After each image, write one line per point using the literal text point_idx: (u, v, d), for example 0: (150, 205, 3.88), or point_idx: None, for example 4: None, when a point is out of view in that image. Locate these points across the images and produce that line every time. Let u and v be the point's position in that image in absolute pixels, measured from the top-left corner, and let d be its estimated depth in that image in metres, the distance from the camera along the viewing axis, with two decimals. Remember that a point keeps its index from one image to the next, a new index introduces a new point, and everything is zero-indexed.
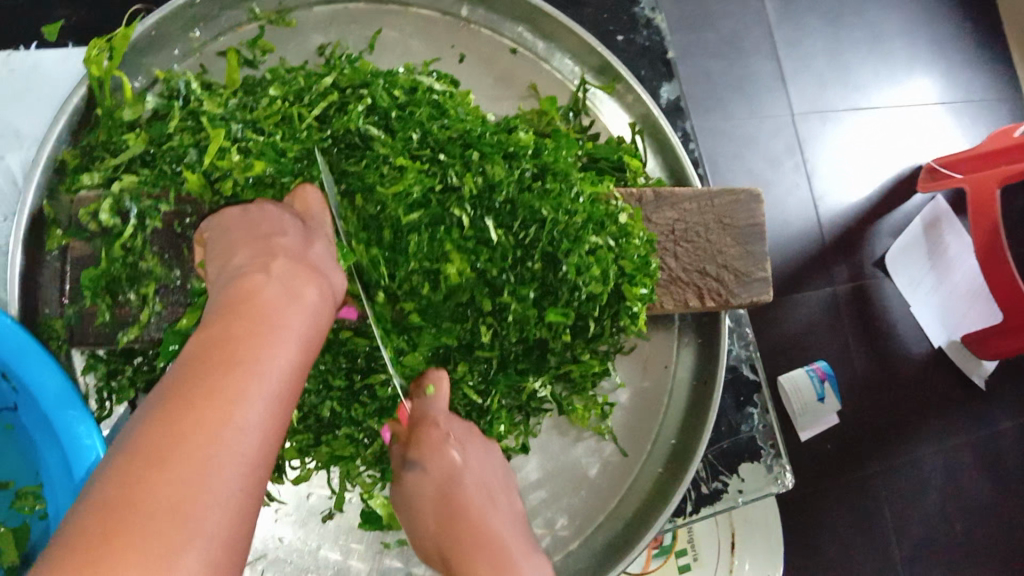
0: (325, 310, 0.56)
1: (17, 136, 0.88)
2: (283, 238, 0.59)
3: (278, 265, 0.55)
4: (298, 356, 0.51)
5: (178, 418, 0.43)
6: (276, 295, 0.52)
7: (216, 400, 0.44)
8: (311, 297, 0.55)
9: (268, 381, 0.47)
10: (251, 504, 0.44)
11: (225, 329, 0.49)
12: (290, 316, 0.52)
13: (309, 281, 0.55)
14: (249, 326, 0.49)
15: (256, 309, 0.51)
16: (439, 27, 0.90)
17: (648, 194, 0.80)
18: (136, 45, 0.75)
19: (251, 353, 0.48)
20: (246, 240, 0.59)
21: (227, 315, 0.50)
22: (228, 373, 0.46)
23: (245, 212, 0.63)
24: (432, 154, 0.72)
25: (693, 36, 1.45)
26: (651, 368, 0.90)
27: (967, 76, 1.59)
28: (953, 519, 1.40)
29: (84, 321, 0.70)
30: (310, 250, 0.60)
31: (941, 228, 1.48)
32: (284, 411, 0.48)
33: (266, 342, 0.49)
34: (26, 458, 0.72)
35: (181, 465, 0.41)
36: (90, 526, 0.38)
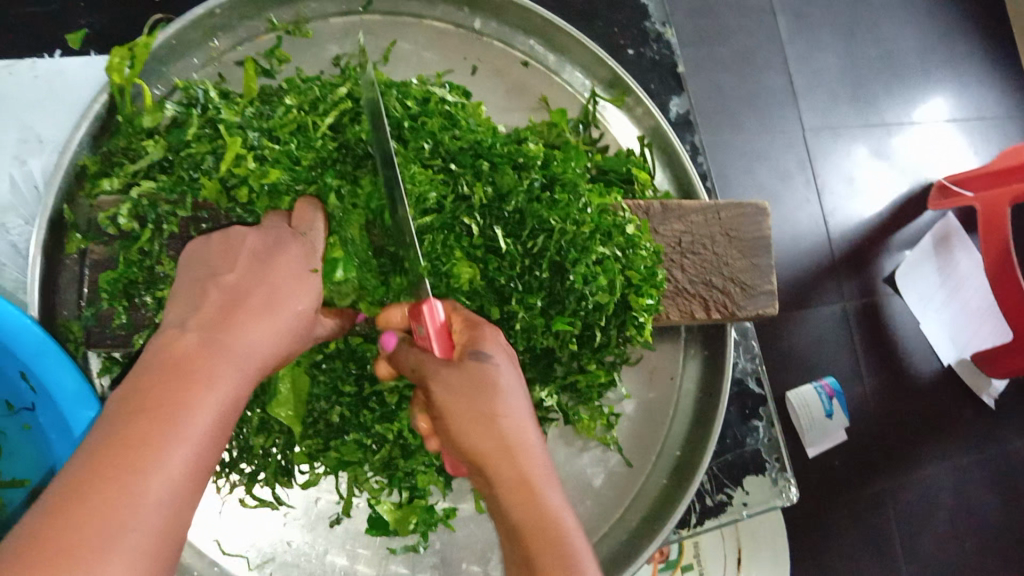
0: (261, 346, 0.59)
1: (39, 142, 0.90)
2: (227, 277, 0.62)
3: (207, 311, 0.59)
4: (226, 400, 0.54)
5: (95, 474, 0.46)
6: (196, 339, 0.56)
7: (138, 448, 0.48)
8: (243, 337, 0.58)
9: (190, 430, 0.50)
10: (165, 549, 0.47)
11: (151, 375, 0.52)
12: (217, 365, 0.55)
13: (241, 321, 0.59)
14: (167, 375, 0.52)
15: (181, 358, 0.54)
16: (453, 39, 0.92)
17: (655, 207, 0.81)
18: (157, 54, 0.77)
19: (170, 400, 0.51)
20: (195, 280, 0.62)
21: (150, 365, 0.53)
22: (143, 423, 0.49)
23: (224, 242, 0.65)
24: (443, 164, 0.75)
25: (705, 51, 1.47)
26: (657, 379, 0.90)
27: (978, 94, 1.60)
28: (961, 537, 1.40)
29: (101, 323, 0.72)
30: (258, 284, 0.63)
31: (951, 243, 1.48)
32: (210, 454, 0.52)
33: (189, 386, 0.52)
34: (39, 457, 0.73)
35: (96, 512, 0.44)
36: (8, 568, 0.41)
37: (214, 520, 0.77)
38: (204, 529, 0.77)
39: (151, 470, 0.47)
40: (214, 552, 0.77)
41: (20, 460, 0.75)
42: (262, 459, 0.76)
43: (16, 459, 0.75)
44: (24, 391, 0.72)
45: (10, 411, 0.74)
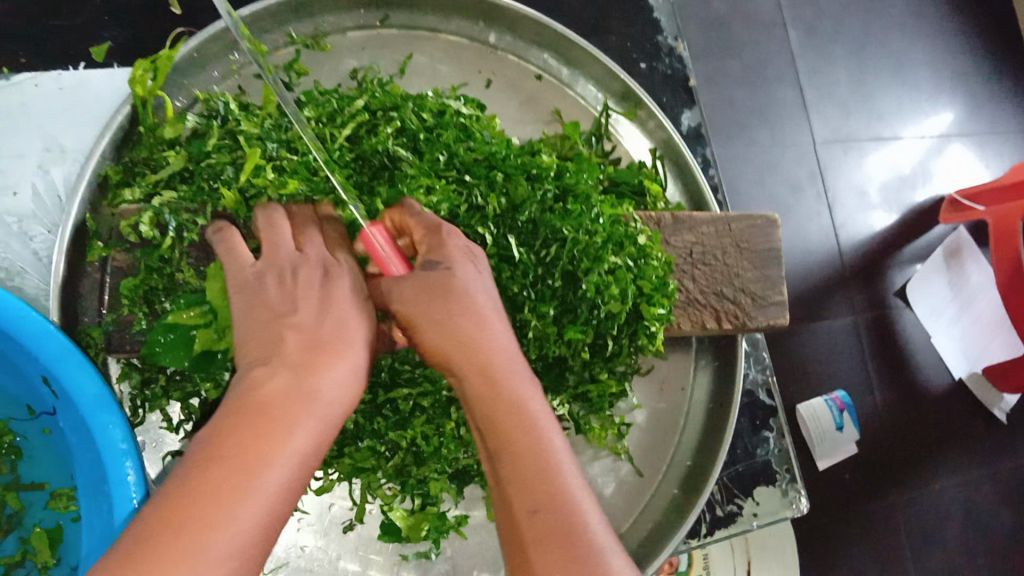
0: (341, 401, 0.61)
1: (62, 151, 0.91)
2: (294, 321, 0.64)
3: (288, 358, 0.61)
4: (301, 449, 0.56)
5: (204, 479, 0.51)
6: (281, 386, 0.59)
7: (215, 495, 0.51)
8: (323, 388, 0.60)
9: (265, 474, 0.53)
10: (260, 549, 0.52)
11: (252, 400, 0.57)
12: (314, 392, 0.59)
13: (320, 370, 0.61)
14: (251, 422, 0.56)
15: (262, 405, 0.57)
16: (468, 52, 0.93)
17: (666, 218, 0.82)
18: (178, 66, 0.79)
19: (249, 449, 0.54)
20: (261, 327, 0.64)
21: (234, 412, 0.57)
22: (221, 468, 0.52)
23: (280, 284, 0.66)
24: (458, 175, 0.76)
25: (716, 64, 1.48)
26: (668, 389, 0.91)
27: (989, 108, 1.60)
28: (973, 551, 1.39)
29: (121, 329, 0.73)
30: (338, 307, 0.66)
31: (963, 256, 1.47)
32: (284, 504, 0.54)
33: (268, 435, 0.55)
34: (61, 460, 0.75)
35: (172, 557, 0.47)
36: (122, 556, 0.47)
37: None
38: None
39: (225, 514, 0.50)
40: None
41: (40, 465, 0.76)
42: None
43: (36, 462, 0.77)
44: (46, 396, 0.73)
45: (33, 414, 0.76)
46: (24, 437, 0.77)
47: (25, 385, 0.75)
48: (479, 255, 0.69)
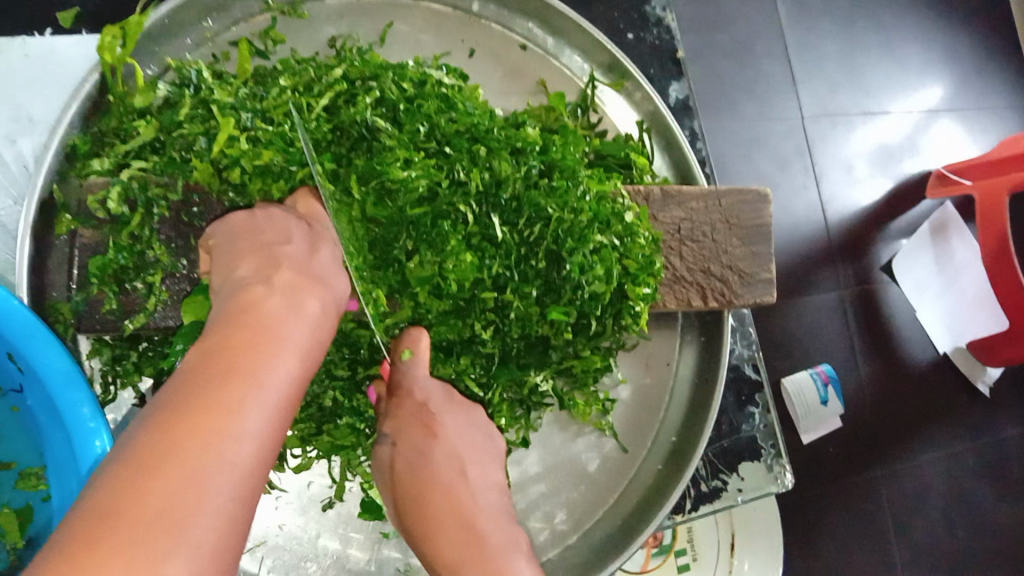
0: (323, 324, 0.59)
1: (30, 121, 0.89)
2: (283, 255, 0.61)
3: (278, 280, 0.59)
4: (297, 369, 0.54)
5: (183, 427, 0.46)
6: (276, 306, 0.56)
7: (223, 408, 0.47)
8: (310, 312, 0.58)
9: (268, 392, 0.50)
10: (243, 510, 0.46)
11: (225, 340, 0.52)
12: (291, 329, 0.55)
13: (308, 295, 0.59)
14: (250, 340, 0.53)
15: (255, 322, 0.54)
16: (450, 21, 0.90)
17: (655, 193, 0.81)
18: (150, 33, 0.76)
19: (251, 366, 0.51)
20: (251, 250, 0.61)
21: (227, 328, 0.54)
22: (224, 385, 0.49)
23: (267, 220, 0.65)
24: (438, 147, 0.74)
25: (704, 36, 1.46)
26: (653, 366, 0.90)
27: (979, 82, 1.59)
28: (955, 525, 1.40)
29: (91, 308, 0.71)
30: (311, 259, 0.63)
31: (949, 232, 1.45)
32: (264, 456, 0.49)
33: (267, 351, 0.53)
34: (30, 437, 0.73)
35: (179, 465, 0.44)
36: (90, 520, 0.40)
37: None
38: None
39: (231, 425, 0.47)
40: None
41: (7, 444, 0.74)
42: None
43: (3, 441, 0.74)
44: (11, 372, 0.71)
45: None
46: None
47: None
48: (442, 410, 0.73)
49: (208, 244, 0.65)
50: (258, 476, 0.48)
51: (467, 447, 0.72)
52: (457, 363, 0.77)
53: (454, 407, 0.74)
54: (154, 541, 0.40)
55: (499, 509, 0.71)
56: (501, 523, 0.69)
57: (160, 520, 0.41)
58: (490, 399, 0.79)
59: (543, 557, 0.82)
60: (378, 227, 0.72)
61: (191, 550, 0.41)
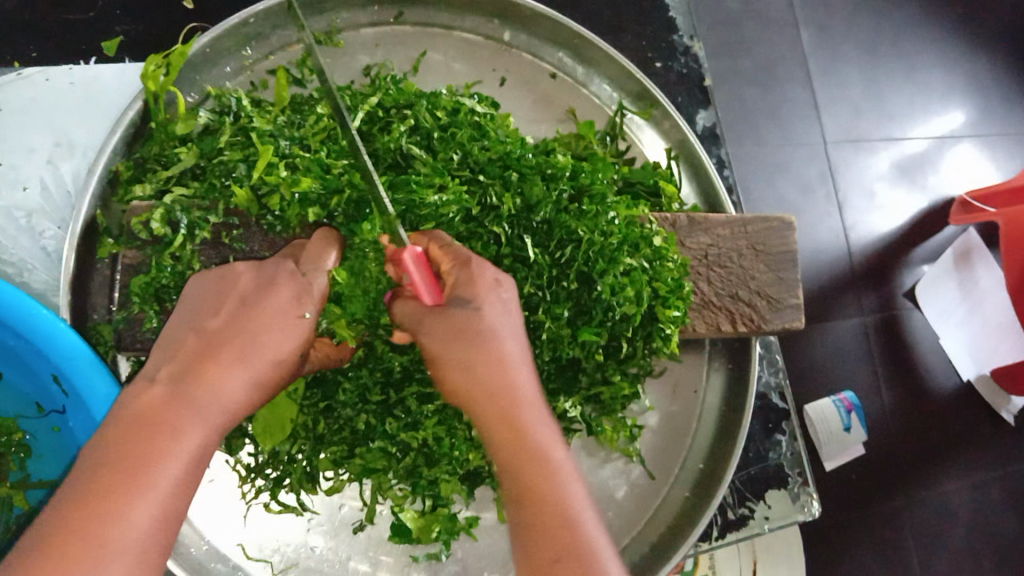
0: (228, 399, 0.59)
1: (70, 146, 0.91)
2: (210, 322, 0.62)
3: (178, 360, 0.58)
4: (184, 464, 0.55)
5: (54, 554, 0.48)
6: (165, 395, 0.56)
7: (87, 534, 0.49)
8: (209, 392, 0.58)
9: (143, 499, 0.52)
10: None
11: (113, 440, 0.54)
12: (181, 418, 0.56)
13: (209, 371, 0.58)
14: (134, 438, 0.54)
15: (144, 416, 0.55)
16: (482, 50, 0.92)
17: (682, 219, 0.81)
18: (192, 62, 0.78)
19: (127, 475, 0.52)
20: (181, 319, 0.62)
21: (116, 424, 0.54)
22: (98, 500, 0.51)
23: (219, 281, 0.65)
24: (471, 175, 0.75)
25: (726, 63, 1.47)
26: (680, 393, 0.90)
27: (1003, 111, 1.59)
28: (980, 555, 1.39)
29: (132, 326, 0.72)
30: (240, 324, 0.62)
31: (973, 258, 1.46)
32: (149, 559, 0.51)
33: (147, 452, 0.53)
34: (68, 458, 0.74)
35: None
36: None
37: (238, 525, 0.78)
38: (228, 535, 0.78)
39: (101, 545, 0.49)
40: (237, 556, 0.77)
41: (50, 461, 0.76)
42: (288, 465, 0.76)
43: (44, 459, 0.77)
44: (55, 393, 0.72)
45: (42, 412, 0.76)
46: (32, 435, 0.77)
47: (33, 382, 0.75)
48: (507, 292, 0.67)
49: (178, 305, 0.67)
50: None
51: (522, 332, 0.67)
52: None
53: (505, 284, 0.68)
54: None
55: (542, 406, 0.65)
56: (549, 418, 0.63)
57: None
58: None
59: None
60: None
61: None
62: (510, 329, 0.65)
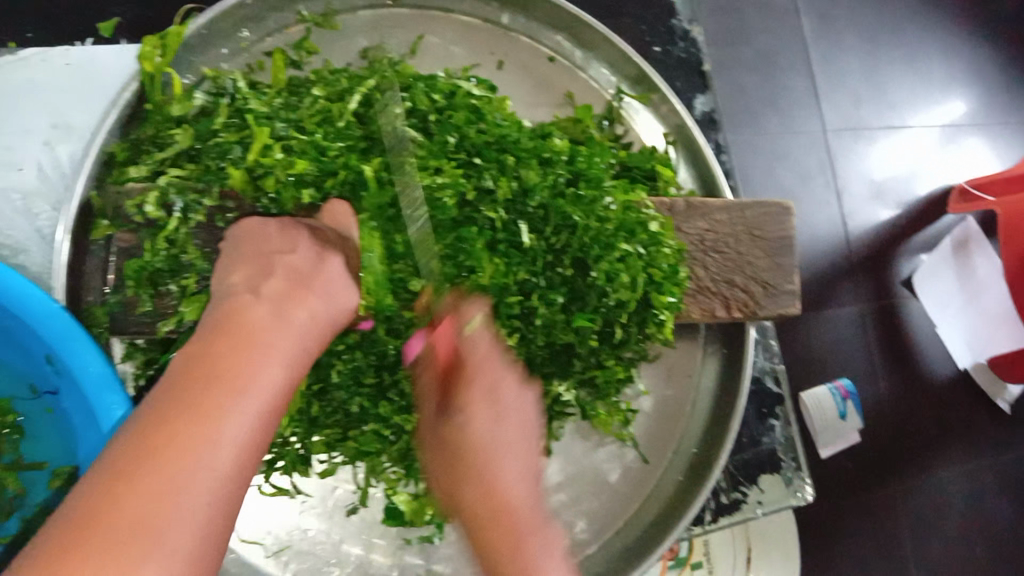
0: (314, 330, 0.60)
1: (68, 128, 0.91)
2: (288, 258, 0.64)
3: (266, 290, 0.60)
4: (284, 375, 0.55)
5: (160, 435, 0.47)
6: (262, 314, 0.57)
7: (197, 420, 0.48)
8: (301, 318, 0.59)
9: (252, 397, 0.52)
10: (220, 517, 0.48)
11: (211, 346, 0.54)
12: (277, 335, 0.56)
13: (298, 302, 0.60)
14: (235, 344, 0.54)
15: (241, 329, 0.56)
16: (480, 33, 0.92)
17: (679, 204, 0.81)
18: (188, 42, 0.78)
19: (234, 375, 0.52)
20: (253, 257, 0.64)
21: (213, 333, 0.55)
22: (204, 392, 0.50)
23: (282, 230, 0.66)
24: (468, 158, 0.76)
25: (727, 49, 1.46)
26: (675, 377, 0.91)
27: (1004, 99, 1.58)
28: (974, 542, 1.39)
29: (125, 310, 0.73)
30: (315, 271, 0.64)
31: (971, 248, 1.44)
32: (247, 461, 0.50)
33: (251, 357, 0.54)
34: (64, 438, 0.74)
35: (155, 475, 0.45)
36: (63, 535, 0.42)
37: None
38: None
39: (208, 432, 0.48)
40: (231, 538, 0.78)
41: (43, 443, 0.76)
42: (282, 448, 0.76)
43: (37, 441, 0.77)
44: (49, 374, 0.73)
45: (36, 394, 0.76)
46: (25, 417, 0.77)
47: (28, 363, 0.75)
48: (507, 390, 0.68)
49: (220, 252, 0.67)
50: (237, 484, 0.49)
51: (522, 429, 0.68)
52: None
53: (512, 380, 0.70)
54: (126, 550, 0.42)
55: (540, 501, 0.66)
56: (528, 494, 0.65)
57: (130, 531, 0.43)
58: None
59: None
60: (405, 234, 0.73)
61: (160, 559, 0.43)
62: (502, 438, 0.66)
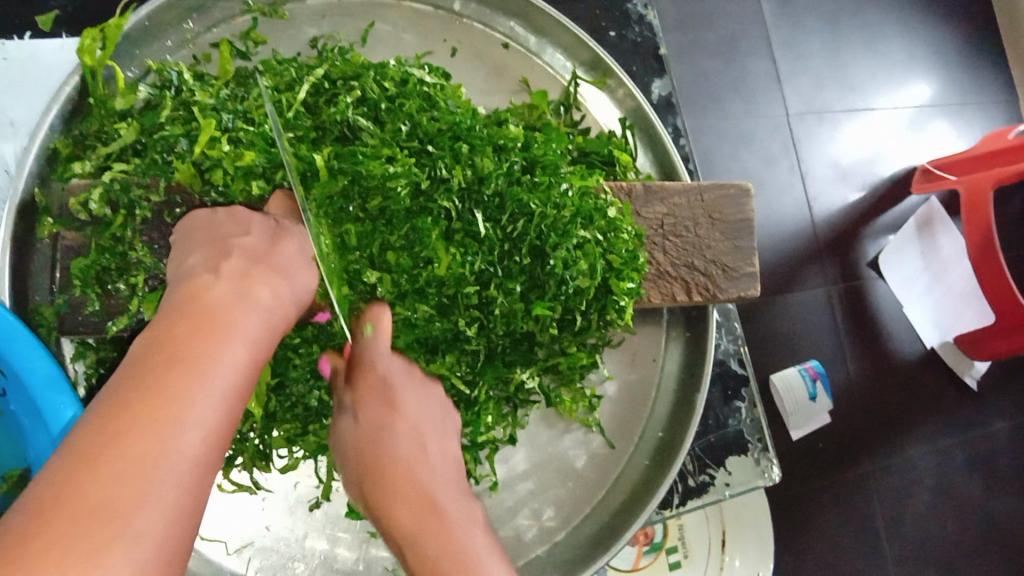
0: (276, 312, 0.59)
1: (12, 126, 0.89)
2: (243, 245, 0.62)
3: (225, 272, 0.58)
4: (248, 357, 0.53)
5: (126, 416, 0.45)
6: (224, 295, 0.56)
7: (164, 400, 0.46)
8: (263, 298, 0.58)
9: (218, 378, 0.50)
10: (191, 501, 0.46)
11: (172, 328, 0.52)
12: (240, 316, 0.55)
13: (257, 283, 0.59)
14: (197, 325, 0.52)
15: (202, 310, 0.54)
16: (431, 20, 0.91)
17: (638, 188, 0.81)
18: (130, 35, 0.76)
19: (198, 355, 0.50)
20: (207, 243, 0.62)
21: (174, 316, 0.53)
22: (168, 372, 0.48)
23: (231, 218, 0.66)
24: (421, 146, 0.74)
25: (688, 35, 1.47)
26: (639, 361, 0.90)
27: (962, 78, 1.60)
28: (944, 518, 1.41)
29: (73, 311, 0.71)
30: (270, 255, 0.63)
31: (935, 227, 1.43)
32: (214, 443, 0.48)
33: (214, 339, 0.52)
34: (10, 441, 0.72)
35: (123, 457, 0.43)
36: (27, 517, 0.39)
37: None
38: None
39: (175, 412, 0.46)
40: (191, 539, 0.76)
41: None
42: (240, 444, 0.75)
43: None
44: None
45: None
46: None
47: None
48: (403, 389, 0.73)
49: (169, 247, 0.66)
50: (206, 466, 0.47)
51: (427, 425, 0.73)
52: (443, 361, 0.76)
53: (414, 383, 0.74)
54: (95, 533, 0.40)
55: (456, 484, 0.70)
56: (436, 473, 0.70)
57: (98, 513, 0.41)
58: (478, 397, 0.79)
59: (531, 554, 0.83)
60: (356, 225, 0.72)
61: (132, 542, 0.41)
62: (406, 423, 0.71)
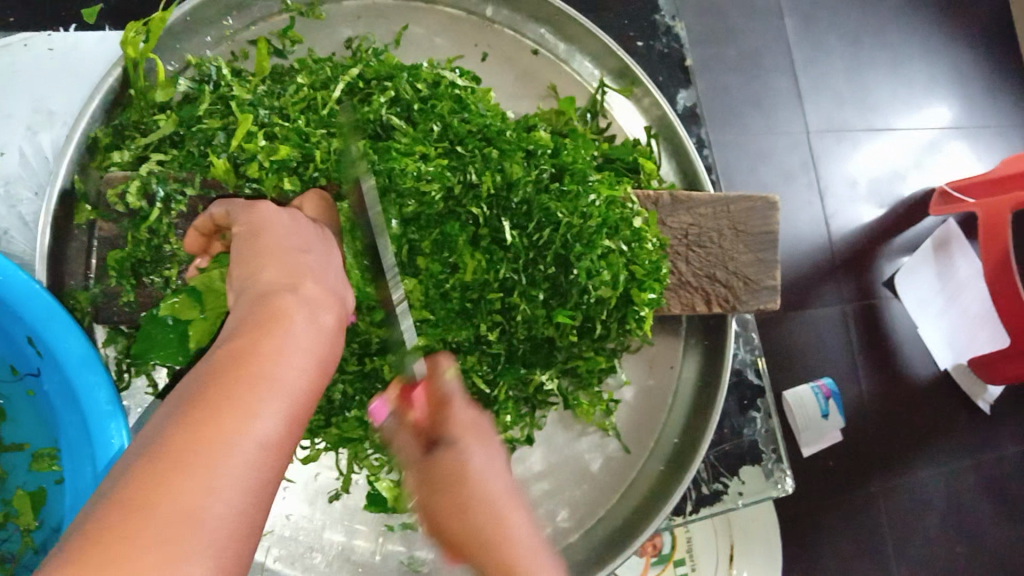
0: (341, 335, 0.56)
1: (50, 115, 0.90)
2: (303, 257, 0.59)
3: (298, 289, 0.55)
4: (314, 383, 0.50)
5: (194, 441, 0.41)
6: (294, 311, 0.52)
7: (234, 425, 0.43)
8: (328, 320, 0.55)
9: (286, 405, 0.46)
10: (252, 538, 0.41)
11: (243, 346, 0.48)
12: (311, 338, 0.51)
13: (327, 307, 0.55)
14: (269, 346, 0.49)
15: (274, 329, 0.50)
16: (464, 25, 0.92)
17: (664, 198, 0.82)
18: (172, 30, 0.78)
19: (270, 380, 0.46)
20: (266, 248, 0.58)
21: (245, 333, 0.49)
22: (239, 395, 0.44)
23: (285, 219, 0.62)
24: (450, 147, 0.76)
25: (712, 50, 1.48)
26: (657, 368, 0.91)
27: (984, 101, 1.60)
28: (954, 541, 1.41)
29: (109, 298, 0.72)
30: (325, 269, 0.60)
31: (951, 248, 1.48)
32: (277, 474, 0.44)
33: (283, 362, 0.48)
34: (44, 422, 0.74)
35: (196, 471, 0.40)
36: (88, 545, 0.36)
37: None
38: None
39: (246, 438, 0.42)
40: None
41: (22, 425, 0.76)
42: None
43: (17, 423, 0.76)
44: (29, 356, 0.72)
45: (16, 376, 0.75)
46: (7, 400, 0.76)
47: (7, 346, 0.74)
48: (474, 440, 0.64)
49: (205, 224, 0.66)
50: (269, 498, 0.43)
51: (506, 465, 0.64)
52: (464, 362, 0.77)
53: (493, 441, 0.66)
54: (161, 565, 0.36)
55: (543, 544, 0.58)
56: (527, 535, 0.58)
57: (164, 545, 0.36)
58: (497, 395, 0.79)
59: None
60: (393, 219, 0.73)
61: (208, 561, 0.37)
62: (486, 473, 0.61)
